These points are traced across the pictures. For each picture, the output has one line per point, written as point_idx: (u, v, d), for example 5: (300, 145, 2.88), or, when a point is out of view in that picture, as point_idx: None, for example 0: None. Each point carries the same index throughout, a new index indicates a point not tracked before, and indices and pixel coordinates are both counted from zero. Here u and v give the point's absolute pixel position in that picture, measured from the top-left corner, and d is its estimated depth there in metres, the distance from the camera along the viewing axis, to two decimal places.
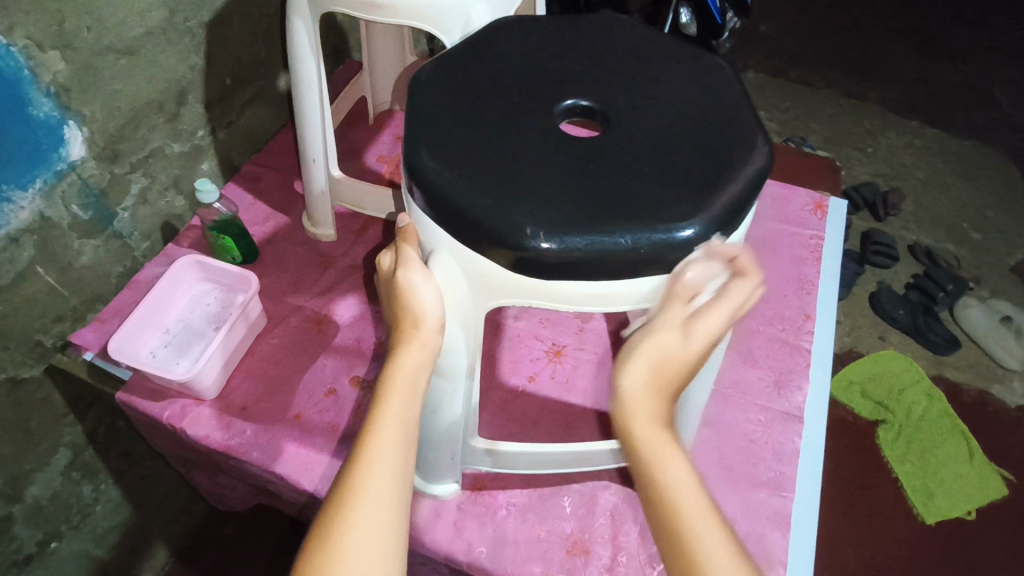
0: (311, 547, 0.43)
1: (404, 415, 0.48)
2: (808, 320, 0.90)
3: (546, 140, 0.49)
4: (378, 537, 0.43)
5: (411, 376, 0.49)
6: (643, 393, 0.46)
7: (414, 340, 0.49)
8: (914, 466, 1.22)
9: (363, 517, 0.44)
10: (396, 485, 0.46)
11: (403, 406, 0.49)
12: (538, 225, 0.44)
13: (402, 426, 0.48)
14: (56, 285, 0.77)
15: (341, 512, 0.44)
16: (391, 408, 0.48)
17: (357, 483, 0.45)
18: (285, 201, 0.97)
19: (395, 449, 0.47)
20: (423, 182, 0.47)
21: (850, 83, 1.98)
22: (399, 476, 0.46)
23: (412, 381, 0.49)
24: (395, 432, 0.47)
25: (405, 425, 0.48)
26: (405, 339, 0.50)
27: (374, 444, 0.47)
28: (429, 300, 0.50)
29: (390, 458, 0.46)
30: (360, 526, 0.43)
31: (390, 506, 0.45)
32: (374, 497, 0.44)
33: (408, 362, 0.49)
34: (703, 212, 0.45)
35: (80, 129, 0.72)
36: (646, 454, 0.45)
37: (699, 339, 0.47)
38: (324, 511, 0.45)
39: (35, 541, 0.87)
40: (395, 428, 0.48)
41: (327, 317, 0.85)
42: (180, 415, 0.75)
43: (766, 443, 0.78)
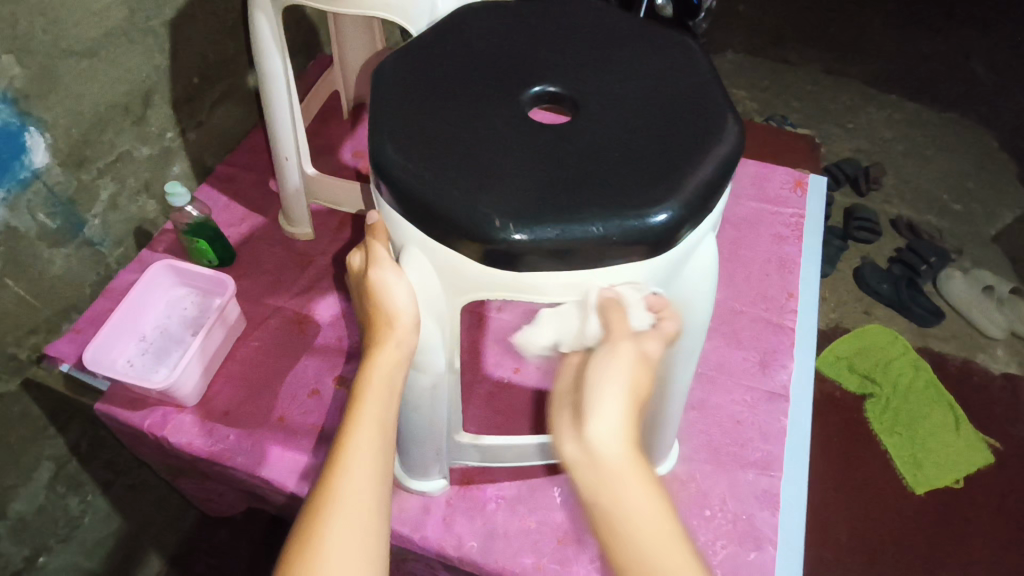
0: (291, 556, 0.43)
1: (383, 416, 0.48)
2: (791, 299, 0.90)
3: (513, 129, 0.48)
4: (360, 541, 0.43)
5: (388, 377, 0.49)
6: (587, 467, 0.44)
7: (389, 340, 0.49)
8: (902, 438, 1.23)
9: (342, 522, 0.43)
10: (376, 488, 0.45)
11: (381, 408, 0.49)
12: (508, 217, 0.43)
13: (380, 428, 0.48)
14: (27, 297, 0.76)
15: (321, 519, 0.43)
16: (369, 410, 0.48)
17: (336, 489, 0.45)
18: (261, 201, 0.96)
19: (374, 450, 0.47)
20: (389, 178, 0.46)
21: (828, 59, 1.98)
22: (379, 479, 0.46)
23: (388, 382, 0.49)
24: (373, 434, 0.47)
25: (384, 427, 0.48)
26: (380, 340, 0.50)
27: (352, 449, 0.46)
28: (401, 299, 0.49)
29: (369, 460, 0.46)
30: (340, 532, 0.43)
31: (371, 510, 0.44)
32: (353, 502, 0.44)
33: (383, 363, 0.49)
34: (673, 197, 0.45)
35: (42, 136, 0.71)
36: (601, 498, 0.43)
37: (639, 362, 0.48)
38: (303, 520, 0.44)
39: (22, 557, 0.86)
40: (374, 429, 0.48)
41: (308, 317, 0.84)
42: (161, 423, 0.74)
43: (752, 423, 0.79)
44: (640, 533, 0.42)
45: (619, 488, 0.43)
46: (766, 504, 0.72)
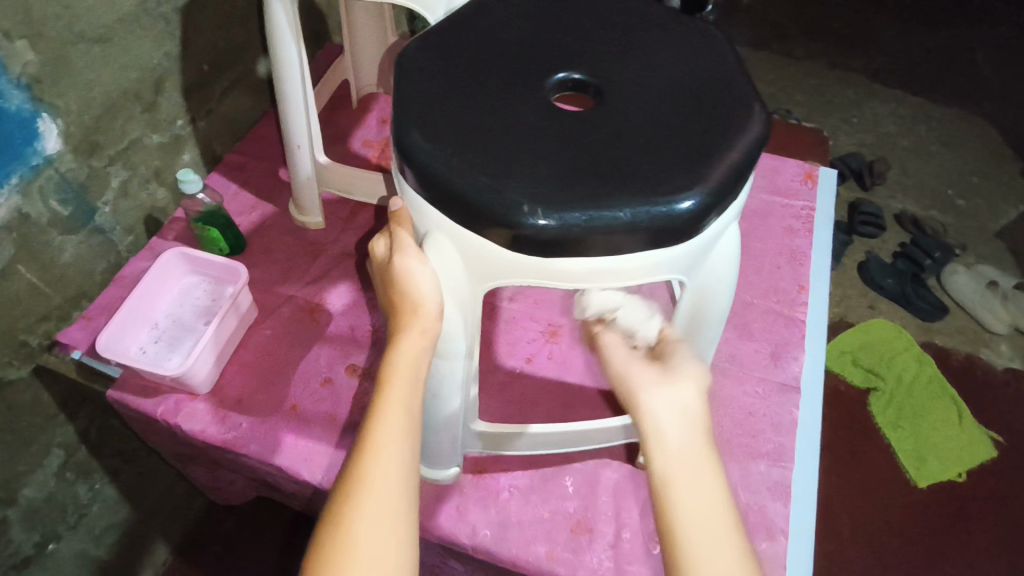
0: (323, 540, 0.43)
1: (407, 401, 0.48)
2: (802, 291, 0.90)
3: (539, 116, 0.48)
4: (389, 528, 0.43)
5: (412, 363, 0.49)
6: (673, 450, 0.48)
7: (412, 327, 0.49)
8: (906, 432, 1.23)
9: (372, 509, 0.43)
10: (403, 475, 0.45)
11: (406, 394, 0.48)
12: (535, 202, 0.43)
13: (406, 414, 0.48)
14: (38, 284, 0.75)
15: (350, 506, 0.44)
16: (394, 397, 0.48)
17: (365, 475, 0.45)
18: (271, 190, 0.95)
19: (399, 435, 0.47)
20: (414, 163, 0.46)
21: (834, 53, 1.97)
22: (406, 466, 0.46)
23: (413, 367, 0.49)
24: (399, 421, 0.47)
25: (409, 413, 0.48)
26: (403, 326, 0.49)
27: (379, 435, 0.46)
28: (424, 285, 0.49)
29: (396, 447, 0.46)
30: (369, 518, 0.43)
31: (399, 497, 0.44)
32: (382, 488, 0.44)
33: (407, 350, 0.49)
34: (701, 184, 0.44)
35: (55, 122, 0.70)
36: (679, 487, 0.47)
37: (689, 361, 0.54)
38: (333, 504, 0.45)
39: (32, 544, 0.86)
40: (399, 415, 0.47)
41: (320, 306, 0.84)
42: (174, 410, 0.74)
43: (763, 415, 0.79)
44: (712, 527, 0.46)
45: (696, 478, 0.47)
46: (778, 495, 0.73)
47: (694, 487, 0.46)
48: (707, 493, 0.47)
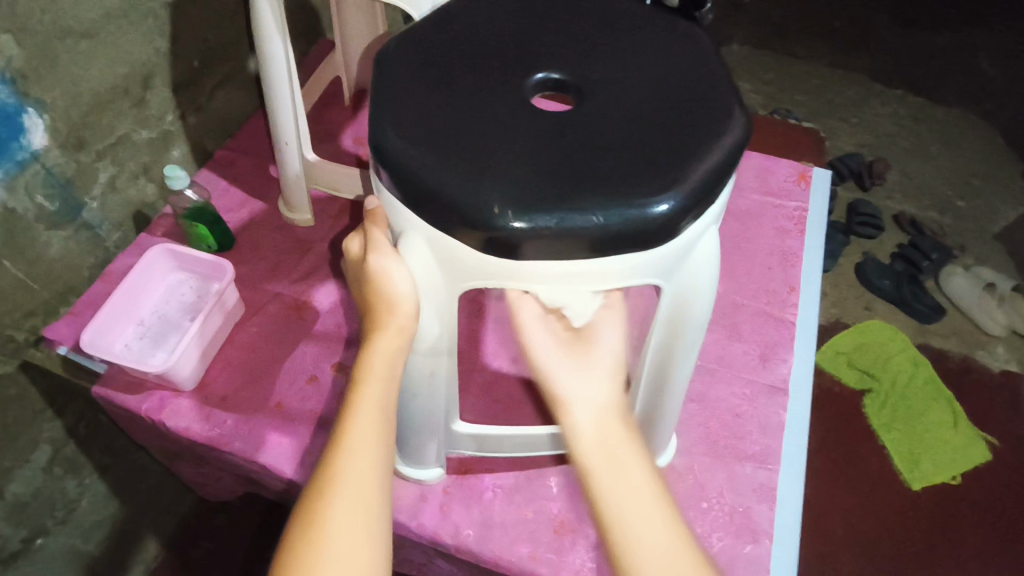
0: (296, 535, 0.44)
1: (383, 400, 0.49)
2: (792, 293, 0.89)
3: (517, 116, 0.48)
4: (363, 522, 0.45)
5: (388, 362, 0.50)
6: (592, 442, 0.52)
7: (388, 327, 0.50)
8: (900, 434, 1.23)
9: (347, 504, 0.45)
10: (377, 471, 0.47)
11: (380, 392, 0.50)
12: (508, 204, 0.43)
13: (380, 411, 0.49)
14: (25, 279, 0.75)
15: (325, 500, 0.45)
16: (369, 396, 0.49)
17: (339, 471, 0.46)
18: (261, 186, 0.95)
19: (374, 433, 0.48)
20: (389, 163, 0.46)
21: (834, 53, 1.96)
22: (381, 462, 0.47)
23: (389, 367, 0.50)
24: (374, 419, 0.49)
25: (385, 411, 0.49)
26: (380, 326, 0.50)
27: (354, 432, 0.48)
28: (400, 284, 0.49)
29: (370, 444, 0.47)
30: (343, 513, 0.44)
31: (374, 492, 0.46)
32: (356, 484, 0.46)
33: (384, 349, 0.50)
34: (676, 187, 0.44)
35: (41, 117, 0.70)
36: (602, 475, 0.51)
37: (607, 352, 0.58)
38: (307, 500, 0.46)
39: (20, 539, 0.86)
40: (374, 413, 0.49)
41: (307, 303, 0.84)
42: (158, 407, 0.74)
43: (751, 417, 0.79)
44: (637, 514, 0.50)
45: (617, 468, 0.52)
46: (764, 497, 0.72)
47: (620, 475, 0.51)
48: (630, 483, 0.51)
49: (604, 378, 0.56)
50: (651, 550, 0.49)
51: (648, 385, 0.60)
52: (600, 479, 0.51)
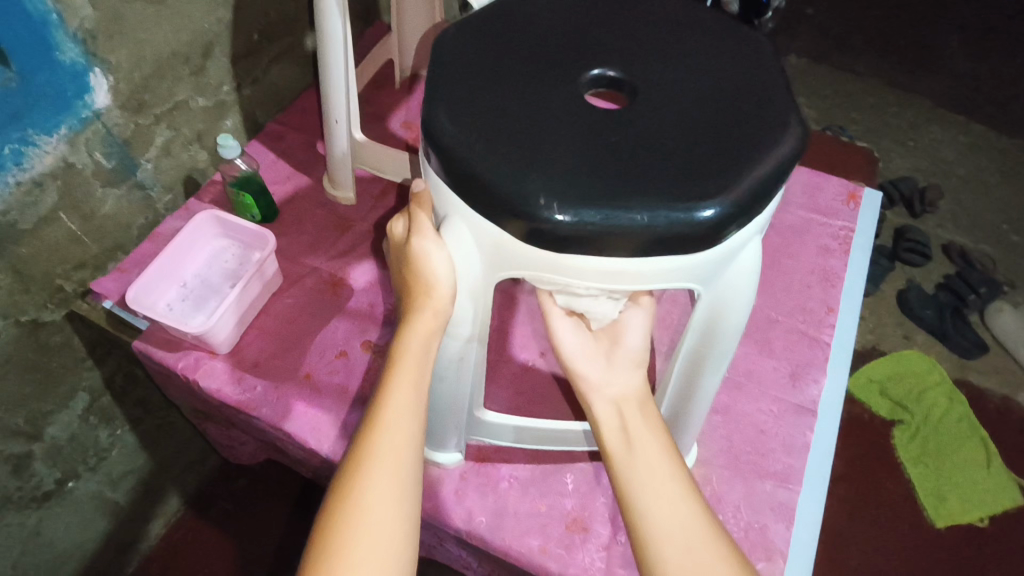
0: (331, 507, 0.46)
1: (417, 381, 0.51)
2: (830, 313, 0.87)
3: (568, 110, 0.47)
4: (395, 498, 0.46)
5: (424, 344, 0.51)
6: (625, 429, 0.57)
7: (426, 306, 0.50)
8: (928, 469, 1.19)
9: (379, 480, 0.46)
10: (408, 449, 0.48)
11: (414, 373, 0.51)
12: (553, 196, 0.43)
13: (415, 392, 0.51)
14: (78, 233, 0.78)
15: (359, 476, 0.47)
16: (405, 376, 0.51)
17: (373, 448, 0.48)
18: (307, 162, 0.97)
19: (407, 413, 0.50)
20: (438, 146, 0.46)
21: (896, 72, 1.90)
22: (412, 439, 0.49)
23: (424, 349, 0.51)
24: (408, 398, 0.50)
25: (418, 393, 0.51)
26: (417, 309, 0.51)
27: (388, 411, 0.49)
28: (438, 263, 0.49)
29: (403, 423, 0.49)
30: (376, 486, 0.46)
31: (405, 469, 0.48)
32: (389, 461, 0.47)
33: (420, 329, 0.51)
34: (725, 194, 0.43)
35: (105, 77, 0.72)
36: (635, 463, 0.54)
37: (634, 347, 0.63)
38: (342, 475, 0.48)
39: (53, 480, 0.90)
40: (408, 394, 0.50)
41: (343, 280, 0.85)
42: (193, 366, 0.76)
43: (775, 435, 0.77)
44: (662, 500, 0.52)
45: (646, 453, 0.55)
46: (782, 517, 0.71)
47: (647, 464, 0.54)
48: (659, 465, 0.54)
49: (637, 380, 0.62)
50: (669, 518, 0.51)
51: (676, 391, 0.60)
52: (625, 457, 0.55)
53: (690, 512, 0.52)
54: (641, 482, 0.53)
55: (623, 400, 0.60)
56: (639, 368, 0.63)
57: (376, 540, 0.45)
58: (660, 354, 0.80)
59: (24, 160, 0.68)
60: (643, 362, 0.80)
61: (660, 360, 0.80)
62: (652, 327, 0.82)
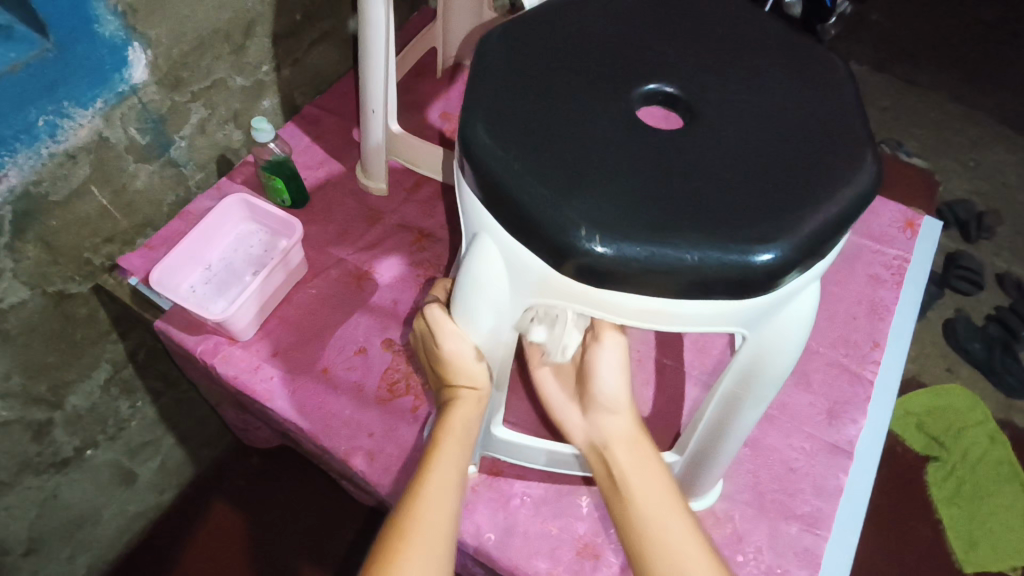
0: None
1: (458, 457, 0.53)
2: (875, 349, 0.82)
3: (617, 129, 0.44)
4: (434, 569, 0.47)
5: (463, 424, 0.55)
6: (623, 449, 0.59)
7: (466, 397, 0.55)
8: (960, 510, 1.14)
9: (422, 551, 0.47)
10: (449, 524, 0.49)
11: (456, 449, 0.53)
12: (594, 226, 0.39)
13: (456, 469, 0.52)
14: (108, 207, 0.78)
15: (402, 546, 0.47)
16: (447, 452, 0.53)
17: (417, 520, 0.49)
18: (341, 148, 0.95)
19: (449, 484, 0.51)
20: (474, 160, 0.43)
21: (963, 86, 1.79)
22: (451, 515, 0.50)
23: (466, 425, 0.55)
24: (451, 471, 0.52)
25: (459, 466, 0.52)
26: (457, 393, 0.55)
27: (432, 484, 0.51)
28: (476, 359, 0.53)
29: (446, 498, 0.50)
30: (416, 559, 0.47)
31: (444, 542, 0.48)
32: (429, 534, 0.48)
33: (460, 416, 0.55)
34: (785, 236, 0.39)
35: (144, 52, 0.71)
36: (630, 485, 0.56)
37: (620, 392, 0.63)
38: (381, 547, 0.48)
39: (72, 447, 0.90)
40: (450, 468, 0.52)
41: (368, 274, 0.83)
42: (212, 351, 0.75)
43: (806, 475, 0.73)
44: (656, 515, 0.54)
45: (642, 474, 0.57)
46: (806, 563, 0.67)
47: (644, 481, 0.56)
48: (655, 482, 0.56)
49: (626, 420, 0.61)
50: (668, 532, 0.53)
51: (705, 432, 0.56)
52: (621, 480, 0.57)
53: (696, 548, 0.52)
54: (644, 493, 0.55)
55: (619, 445, 0.59)
56: (619, 415, 0.62)
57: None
58: (690, 378, 0.77)
59: (59, 133, 0.67)
60: (671, 385, 0.76)
61: (689, 384, 0.77)
62: (683, 349, 0.79)
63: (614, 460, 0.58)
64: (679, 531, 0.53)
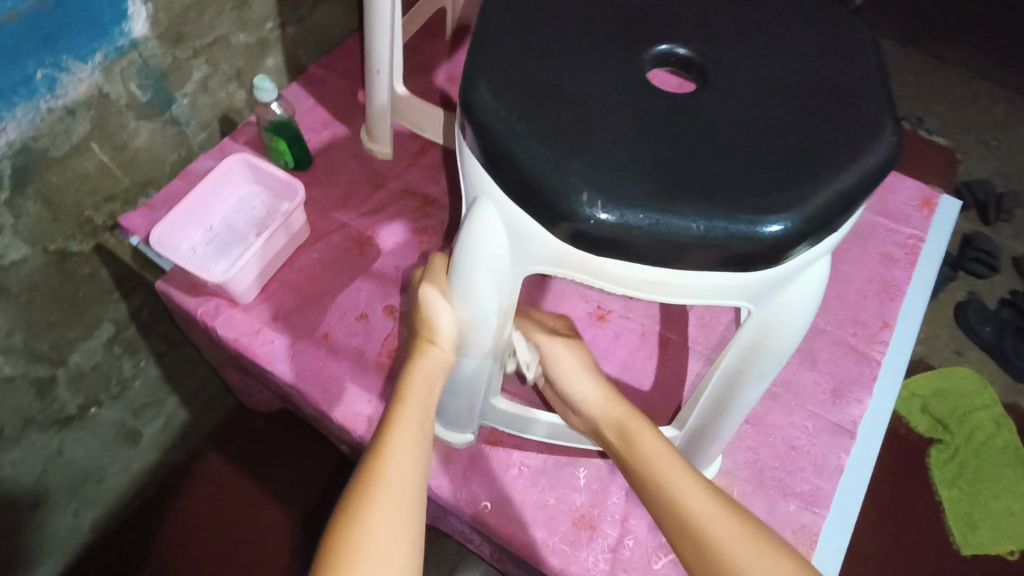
0: (335, 537, 0.45)
1: (421, 416, 0.52)
2: (885, 329, 0.81)
3: (626, 91, 0.42)
4: (401, 523, 0.46)
5: (428, 384, 0.54)
6: (619, 426, 0.59)
7: (431, 353, 0.53)
8: (960, 493, 1.13)
9: (389, 507, 0.46)
10: (416, 478, 0.49)
11: (421, 408, 0.53)
12: (597, 192, 0.37)
13: (420, 427, 0.52)
14: (109, 164, 0.77)
15: (367, 501, 0.46)
16: (410, 412, 0.52)
17: (383, 477, 0.48)
18: (346, 110, 0.93)
19: (413, 441, 0.51)
20: (475, 119, 0.41)
21: (992, 62, 1.73)
22: (418, 469, 0.49)
23: (429, 385, 0.54)
24: (414, 429, 0.51)
25: (422, 424, 0.52)
26: (421, 350, 0.54)
27: (395, 443, 0.50)
28: (444, 317, 0.52)
29: (411, 455, 0.50)
30: (381, 511, 0.46)
31: (413, 496, 0.48)
32: (395, 489, 0.47)
33: (424, 371, 0.53)
34: (796, 207, 0.38)
35: (144, 5, 0.69)
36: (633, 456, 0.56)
37: (589, 377, 0.63)
38: (346, 503, 0.47)
39: (76, 404, 0.91)
40: (413, 426, 0.51)
41: (371, 239, 0.82)
42: (213, 313, 0.75)
43: (808, 453, 0.72)
44: (668, 474, 0.53)
45: (642, 442, 0.56)
46: (803, 541, 0.67)
47: (645, 445, 0.56)
48: (657, 445, 0.55)
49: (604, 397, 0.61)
50: (683, 490, 0.52)
51: (706, 406, 0.56)
52: (626, 452, 0.57)
53: (708, 502, 0.51)
54: (649, 457, 0.55)
55: (613, 426, 0.59)
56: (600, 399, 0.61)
57: (385, 556, 0.44)
58: (693, 353, 0.76)
59: (58, 87, 0.66)
60: (674, 359, 0.75)
61: (692, 359, 0.76)
62: (688, 324, 0.78)
63: (615, 439, 0.58)
64: (709, 510, 0.50)
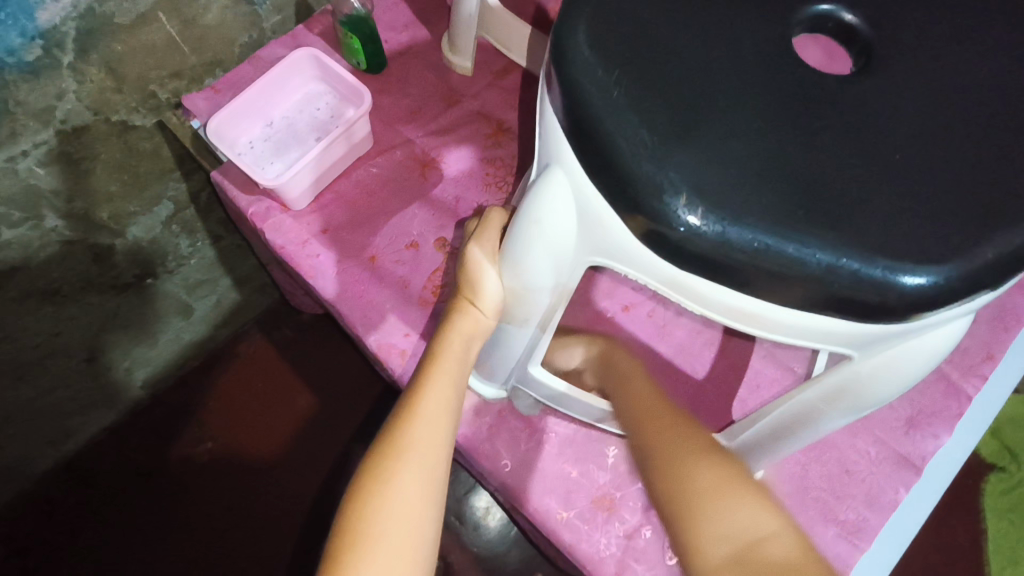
0: (355, 498, 0.42)
1: (456, 375, 0.48)
2: (986, 362, 0.71)
3: (759, 70, 0.34)
4: (426, 489, 0.42)
5: (463, 343, 0.49)
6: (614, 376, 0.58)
7: (471, 312, 0.49)
8: (1011, 525, 1.05)
9: (414, 471, 0.42)
10: (445, 443, 0.45)
11: (455, 368, 0.48)
12: (698, 197, 0.31)
13: (454, 389, 0.47)
14: (176, 38, 0.72)
15: (391, 465, 0.42)
16: (443, 371, 0.48)
17: (411, 437, 0.44)
18: (431, 10, 0.84)
19: (445, 405, 0.46)
20: (565, 77, 0.34)
21: None
22: (448, 430, 0.45)
23: (465, 344, 0.49)
24: (447, 386, 0.47)
25: (456, 386, 0.48)
26: (460, 308, 0.49)
27: (427, 403, 0.46)
28: (491, 277, 0.47)
29: (441, 419, 0.45)
30: (407, 476, 0.42)
31: (439, 460, 0.44)
32: (421, 456, 0.43)
33: (461, 331, 0.49)
34: (948, 260, 0.30)
35: None
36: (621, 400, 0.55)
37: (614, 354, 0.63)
38: (369, 463, 0.43)
39: (133, 275, 0.92)
40: (447, 388, 0.47)
41: (434, 162, 0.77)
42: (263, 215, 0.72)
43: (863, 480, 0.66)
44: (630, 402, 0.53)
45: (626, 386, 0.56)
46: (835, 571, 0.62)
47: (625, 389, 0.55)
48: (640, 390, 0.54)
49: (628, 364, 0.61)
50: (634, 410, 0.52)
51: (767, 428, 0.49)
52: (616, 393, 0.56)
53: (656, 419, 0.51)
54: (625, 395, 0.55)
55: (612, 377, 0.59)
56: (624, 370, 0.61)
57: (406, 522, 0.41)
58: (759, 349, 0.69)
59: None
60: (736, 352, 0.69)
61: (757, 355, 0.69)
62: None
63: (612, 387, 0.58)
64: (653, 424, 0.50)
